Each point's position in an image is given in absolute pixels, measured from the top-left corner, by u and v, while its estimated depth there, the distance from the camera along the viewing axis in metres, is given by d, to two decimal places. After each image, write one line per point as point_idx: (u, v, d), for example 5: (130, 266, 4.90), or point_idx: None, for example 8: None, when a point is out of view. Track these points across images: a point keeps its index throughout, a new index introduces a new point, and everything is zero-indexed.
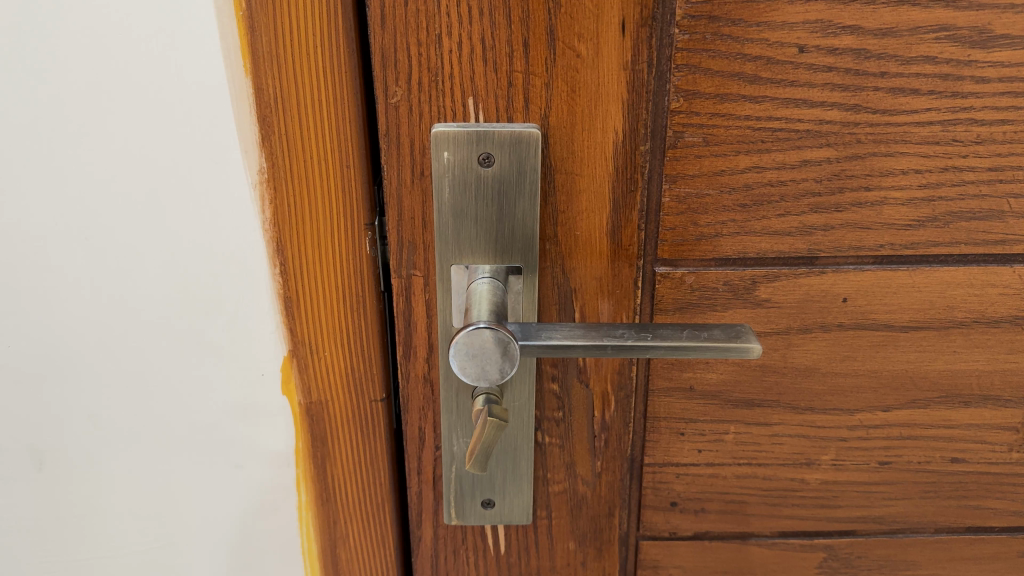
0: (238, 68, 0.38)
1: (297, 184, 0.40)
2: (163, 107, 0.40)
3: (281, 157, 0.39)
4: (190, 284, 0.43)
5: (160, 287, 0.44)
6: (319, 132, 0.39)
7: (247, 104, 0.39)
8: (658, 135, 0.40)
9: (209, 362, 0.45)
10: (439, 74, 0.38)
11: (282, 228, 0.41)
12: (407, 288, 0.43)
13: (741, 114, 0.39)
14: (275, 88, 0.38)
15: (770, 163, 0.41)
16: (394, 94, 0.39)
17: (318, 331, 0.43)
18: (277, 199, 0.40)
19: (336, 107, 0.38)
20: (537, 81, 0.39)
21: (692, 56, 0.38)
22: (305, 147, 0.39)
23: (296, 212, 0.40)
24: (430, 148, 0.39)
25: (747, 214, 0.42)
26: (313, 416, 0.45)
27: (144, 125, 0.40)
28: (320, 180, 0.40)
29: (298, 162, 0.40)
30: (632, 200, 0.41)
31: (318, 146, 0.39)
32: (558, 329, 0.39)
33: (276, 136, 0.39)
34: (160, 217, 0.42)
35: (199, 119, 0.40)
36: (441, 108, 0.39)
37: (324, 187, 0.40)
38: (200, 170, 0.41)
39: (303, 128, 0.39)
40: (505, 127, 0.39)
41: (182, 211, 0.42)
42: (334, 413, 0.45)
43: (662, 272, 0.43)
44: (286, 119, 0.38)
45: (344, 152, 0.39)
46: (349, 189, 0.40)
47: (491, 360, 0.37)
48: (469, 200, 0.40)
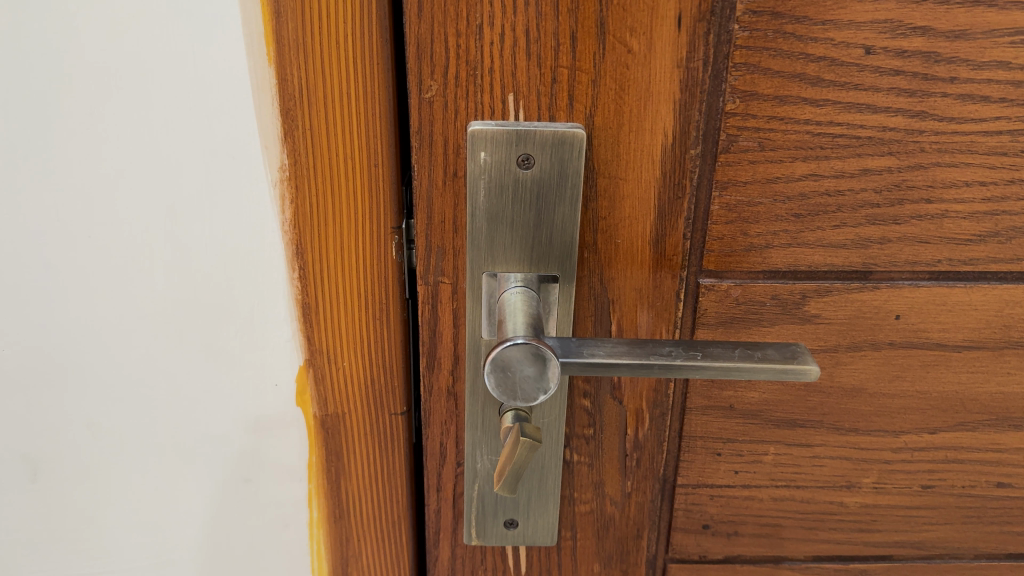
0: (261, 56, 0.35)
1: (320, 183, 0.37)
2: (182, 93, 0.37)
3: (306, 155, 0.36)
4: (202, 287, 0.40)
5: (170, 291, 0.41)
6: (346, 127, 0.36)
7: (270, 96, 0.36)
8: (710, 139, 0.37)
9: (219, 370, 0.42)
10: (478, 67, 0.35)
11: (303, 229, 0.38)
12: (434, 295, 0.40)
13: (801, 118, 0.37)
14: (300, 78, 0.35)
15: (828, 171, 0.38)
16: (429, 88, 0.36)
17: (338, 341, 0.40)
18: (298, 198, 0.37)
19: (367, 101, 0.35)
20: (583, 77, 0.36)
21: (751, 55, 0.36)
22: (332, 144, 0.36)
23: (318, 214, 0.38)
24: (466, 146, 0.36)
25: (801, 224, 0.39)
26: (329, 429, 0.42)
27: (158, 114, 0.37)
28: (346, 180, 0.37)
29: (322, 159, 0.37)
30: (679, 208, 0.38)
31: (345, 143, 0.36)
32: (600, 346, 0.36)
33: (299, 129, 0.36)
34: (173, 216, 0.39)
35: (218, 110, 0.37)
36: (479, 105, 0.36)
37: (351, 188, 0.37)
38: (216, 164, 0.38)
39: (329, 122, 0.36)
40: (547, 126, 0.36)
41: (195, 208, 0.39)
42: (351, 427, 0.42)
43: (706, 283, 0.40)
44: (311, 111, 0.36)
45: (373, 150, 0.36)
46: (376, 189, 0.37)
47: (526, 386, 0.34)
48: (505, 203, 0.37)
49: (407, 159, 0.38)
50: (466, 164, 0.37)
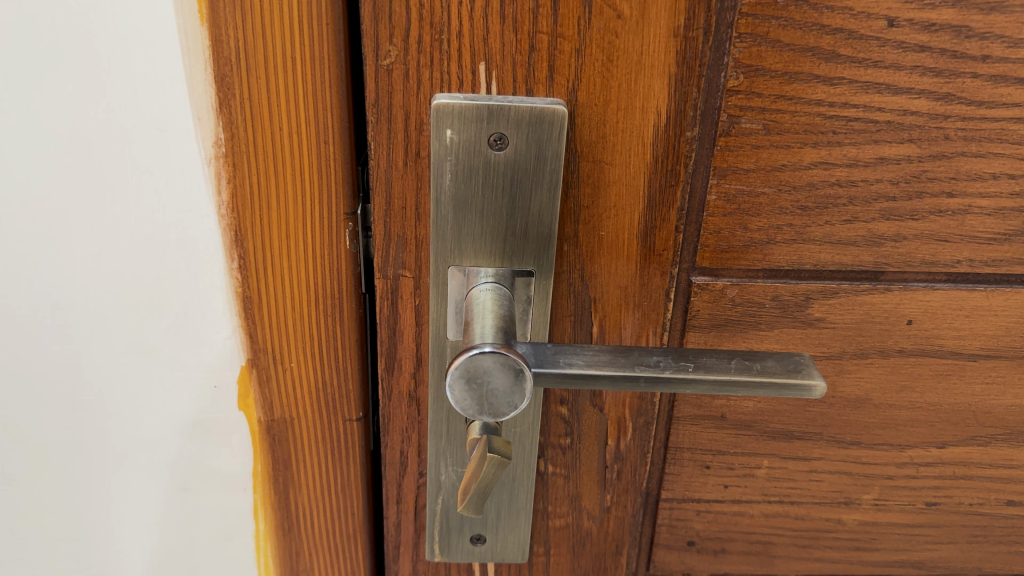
0: (192, 13, 0.30)
1: (262, 161, 0.32)
2: (103, 56, 0.32)
3: (244, 130, 0.32)
4: (129, 277, 0.36)
5: (96, 281, 0.36)
6: (291, 99, 0.31)
7: (202, 59, 0.31)
8: (709, 120, 0.33)
9: (152, 369, 0.37)
10: (444, 31, 0.31)
11: (243, 214, 0.33)
12: (393, 290, 0.36)
13: (812, 98, 0.32)
14: (236, 40, 0.30)
15: (840, 159, 0.34)
16: (387, 54, 0.31)
17: (285, 339, 0.36)
18: (237, 178, 0.33)
19: (315, 68, 0.31)
20: (565, 45, 0.31)
21: (759, 24, 0.31)
22: (274, 117, 0.31)
23: (259, 196, 0.33)
24: (429, 122, 0.32)
25: (808, 218, 0.35)
26: (275, 436, 0.38)
27: (77, 80, 0.32)
28: (292, 157, 0.32)
29: (263, 135, 0.32)
30: (670, 198, 0.34)
31: (290, 116, 0.31)
32: (581, 352, 0.32)
33: (236, 99, 0.31)
34: (97, 197, 0.34)
35: (145, 75, 0.32)
36: (446, 75, 0.31)
37: (297, 167, 0.32)
38: (142, 139, 0.33)
39: (271, 92, 0.31)
40: (523, 102, 0.32)
41: (121, 188, 0.34)
42: (300, 433, 0.38)
43: (700, 282, 0.36)
44: (250, 79, 0.31)
45: (323, 124, 0.32)
46: (325, 169, 0.33)
47: (497, 401, 0.30)
48: (474, 188, 0.33)
49: (363, 135, 0.33)
50: (429, 143, 0.32)
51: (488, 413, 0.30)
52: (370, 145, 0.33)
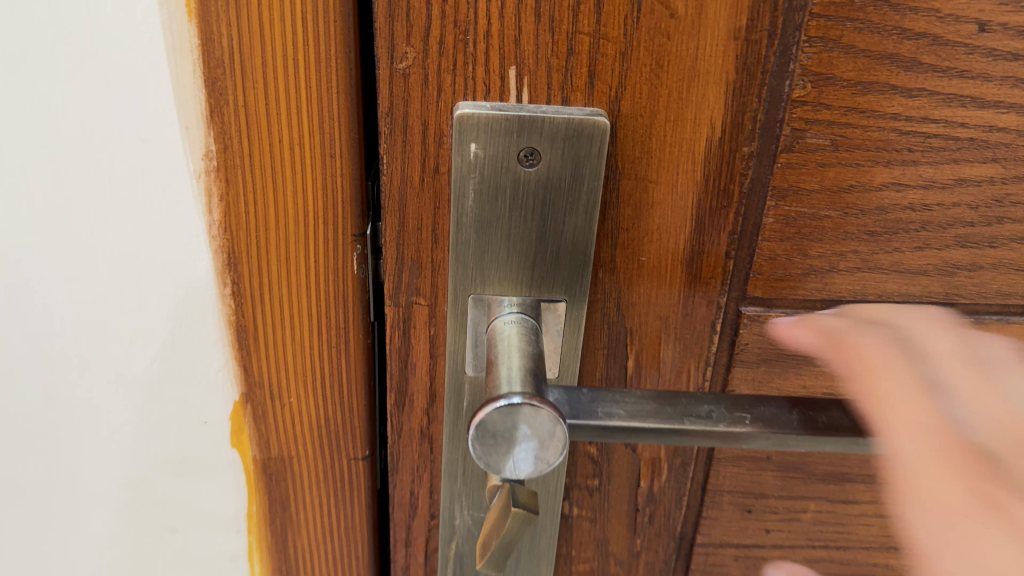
0: (178, 7, 0.26)
1: (258, 178, 0.28)
2: (75, 55, 0.28)
3: (238, 141, 0.28)
4: (107, 302, 0.32)
5: (71, 306, 0.32)
6: (293, 107, 0.27)
7: (190, 61, 0.27)
8: (770, 134, 0.29)
9: (134, 403, 0.34)
10: (469, 30, 0.27)
11: (237, 234, 0.30)
12: (406, 319, 0.32)
13: (888, 112, 0.28)
14: (229, 38, 0.26)
15: (914, 180, 0.30)
16: (404, 56, 0.27)
17: (284, 372, 0.32)
18: (229, 196, 0.29)
19: (321, 73, 0.27)
20: (609, 48, 0.27)
21: (832, 27, 0.27)
22: (273, 127, 0.27)
23: (255, 215, 0.29)
24: (451, 134, 0.28)
25: (875, 244, 0.31)
26: (272, 475, 0.34)
27: (46, 82, 0.28)
28: (293, 173, 0.28)
29: (260, 148, 0.28)
30: (721, 221, 0.30)
31: (291, 126, 0.27)
32: (623, 402, 0.28)
33: (229, 107, 0.27)
34: (71, 214, 0.30)
35: (124, 78, 0.28)
36: (471, 82, 0.27)
37: (298, 184, 0.28)
38: (121, 149, 0.29)
39: (270, 99, 0.27)
40: (559, 113, 0.28)
41: (99, 204, 0.30)
42: (299, 474, 0.34)
43: (750, 313, 0.32)
44: (244, 82, 0.27)
45: (329, 135, 0.28)
46: (331, 184, 0.29)
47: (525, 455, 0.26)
48: (501, 209, 0.29)
49: (374, 146, 0.29)
50: (450, 157, 0.28)
51: (519, 469, 0.26)
52: (383, 158, 0.29)
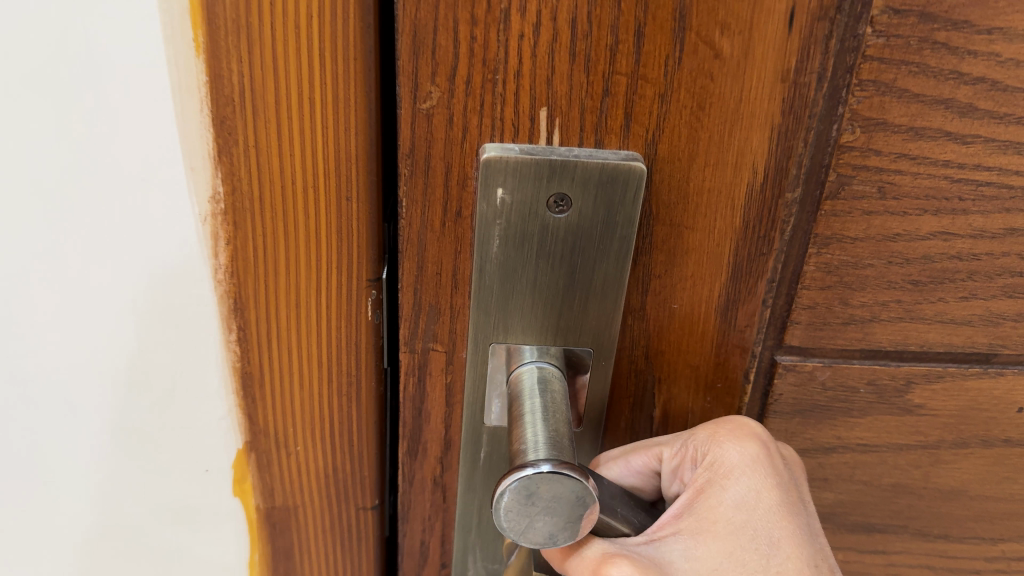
0: (185, 44, 0.24)
1: (267, 222, 0.27)
2: (64, 96, 0.25)
3: (248, 182, 0.26)
4: (102, 349, 0.30)
5: (60, 355, 0.30)
6: (307, 148, 0.26)
7: (197, 99, 0.25)
8: (814, 179, 0.27)
9: (130, 453, 0.32)
10: (499, 70, 0.25)
11: (243, 279, 0.28)
12: (422, 367, 0.30)
13: (940, 158, 0.27)
14: (237, 77, 0.25)
15: (964, 230, 0.28)
16: (427, 96, 0.25)
17: (292, 417, 0.31)
18: (237, 241, 0.27)
19: (336, 113, 0.25)
20: (647, 90, 0.25)
21: (885, 70, 0.25)
22: (284, 168, 0.26)
23: (264, 260, 0.28)
24: (476, 178, 0.26)
25: (919, 294, 0.29)
26: (276, 524, 0.33)
27: (32, 124, 0.26)
28: (307, 213, 0.27)
29: (269, 189, 0.26)
30: (760, 267, 0.28)
31: (305, 166, 0.26)
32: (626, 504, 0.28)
33: (240, 149, 0.26)
34: (63, 259, 0.28)
35: (120, 119, 0.26)
36: (499, 122, 0.26)
37: (310, 228, 0.27)
38: (119, 195, 0.27)
39: (280, 142, 0.26)
40: (593, 157, 0.26)
41: (96, 250, 0.28)
42: (304, 521, 0.33)
43: (786, 362, 0.30)
44: (254, 123, 0.25)
45: (345, 178, 0.26)
46: (344, 227, 0.27)
47: (569, 518, 0.24)
48: (528, 256, 0.27)
49: (392, 185, 0.28)
50: (474, 202, 0.27)
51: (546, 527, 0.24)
52: (402, 202, 0.27)
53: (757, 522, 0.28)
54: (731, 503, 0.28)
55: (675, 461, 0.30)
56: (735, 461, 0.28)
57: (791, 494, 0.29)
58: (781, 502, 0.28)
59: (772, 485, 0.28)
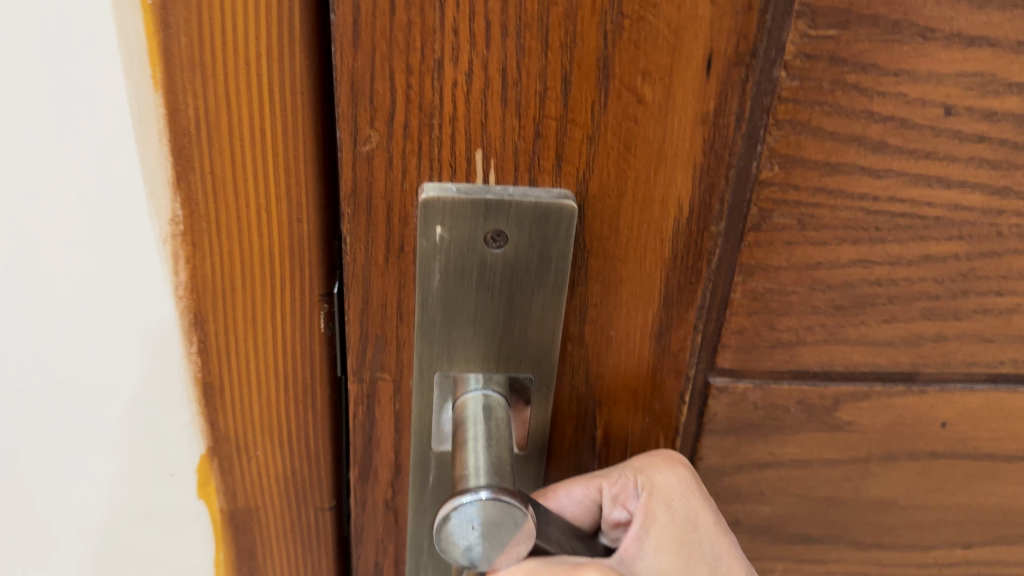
0: (144, 76, 0.25)
1: (224, 243, 0.28)
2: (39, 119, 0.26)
3: (206, 206, 0.27)
4: (74, 360, 0.31)
5: (23, 371, 0.31)
6: (258, 174, 0.27)
7: (156, 129, 0.26)
8: (737, 213, 0.28)
9: (103, 460, 0.33)
10: (435, 115, 0.26)
11: (203, 295, 0.29)
12: (371, 394, 0.31)
13: (855, 192, 0.28)
14: (195, 109, 0.26)
15: (882, 257, 0.30)
16: (367, 139, 0.26)
17: (251, 427, 0.32)
18: (196, 260, 0.28)
19: (286, 142, 0.27)
20: (576, 132, 0.27)
21: (799, 110, 0.27)
22: (237, 193, 0.27)
23: (222, 279, 0.29)
24: (416, 216, 0.27)
25: (842, 318, 0.31)
26: (240, 525, 0.34)
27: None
28: (261, 233, 0.28)
29: (225, 212, 0.28)
30: (689, 296, 0.30)
31: (258, 193, 0.27)
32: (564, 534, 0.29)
33: (196, 176, 0.27)
34: (36, 273, 0.29)
35: (78, 146, 0.27)
36: (437, 164, 0.27)
37: (264, 248, 0.28)
38: (93, 212, 0.28)
39: (235, 171, 0.27)
40: (527, 195, 0.27)
41: (66, 268, 0.29)
42: (266, 522, 0.34)
43: (719, 384, 0.32)
44: (210, 152, 0.27)
45: (295, 201, 0.28)
46: (296, 246, 0.29)
47: (510, 549, 0.26)
48: (468, 290, 0.28)
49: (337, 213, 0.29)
50: (415, 239, 0.28)
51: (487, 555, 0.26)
52: (345, 238, 0.28)
53: (700, 540, 0.30)
54: (672, 523, 0.30)
55: (616, 487, 0.31)
56: (673, 486, 0.30)
57: (719, 515, 0.31)
58: (714, 518, 0.31)
59: (704, 505, 0.30)
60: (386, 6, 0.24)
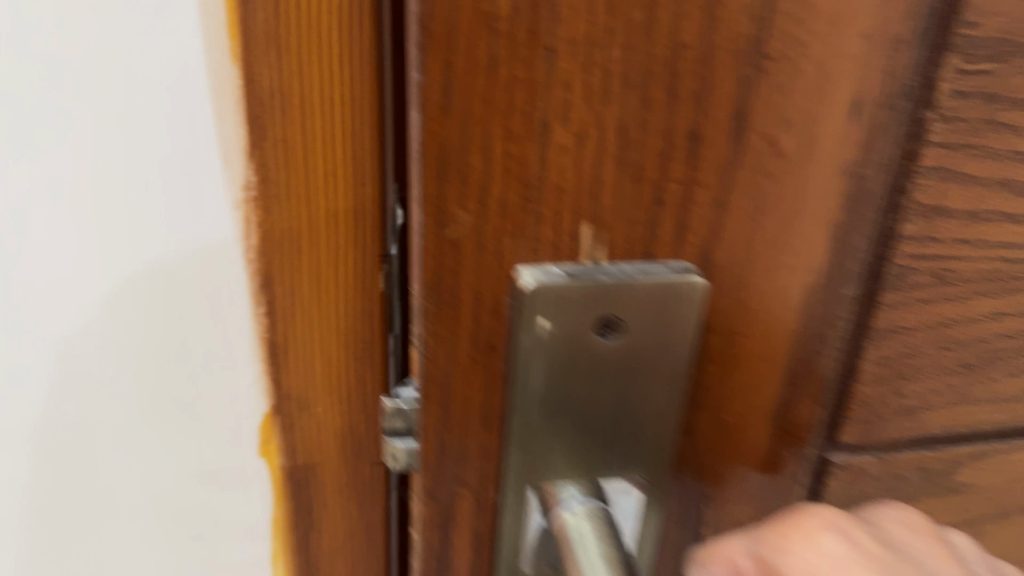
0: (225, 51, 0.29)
1: (295, 212, 0.30)
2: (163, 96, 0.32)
3: (278, 177, 0.29)
4: (170, 316, 0.36)
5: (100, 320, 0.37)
6: (326, 143, 0.28)
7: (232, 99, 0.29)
8: (873, 273, 0.24)
9: (187, 413, 0.38)
10: (536, 188, 0.22)
11: (273, 255, 0.31)
12: (447, 510, 0.26)
13: (996, 240, 0.25)
14: (269, 80, 0.27)
15: (1015, 308, 0.27)
16: (454, 220, 0.22)
17: (316, 389, 0.33)
18: (268, 222, 0.30)
19: (353, 109, 0.28)
20: (702, 196, 0.22)
21: (948, 155, 0.23)
22: (308, 163, 0.29)
23: (287, 242, 0.30)
24: (514, 308, 0.23)
25: (970, 375, 0.28)
26: (300, 484, 0.35)
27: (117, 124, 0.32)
28: (325, 230, 0.30)
29: (298, 173, 0.29)
30: (816, 368, 0.26)
31: (326, 160, 0.29)
32: None
33: (269, 140, 0.28)
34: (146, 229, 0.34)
35: (186, 113, 0.32)
36: (536, 242, 0.22)
37: (330, 220, 0.30)
38: (196, 177, 0.33)
39: (305, 140, 0.28)
40: (645, 274, 0.23)
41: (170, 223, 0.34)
42: (326, 484, 0.35)
43: (839, 461, 0.28)
44: (281, 119, 0.28)
45: (359, 162, 0.29)
46: (360, 210, 0.30)
47: None
48: (573, 384, 0.24)
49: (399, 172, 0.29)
50: (511, 332, 0.23)
51: None
52: (423, 338, 0.24)
53: None
54: None
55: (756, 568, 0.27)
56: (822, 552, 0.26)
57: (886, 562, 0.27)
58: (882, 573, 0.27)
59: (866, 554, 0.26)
60: (483, 60, 0.20)
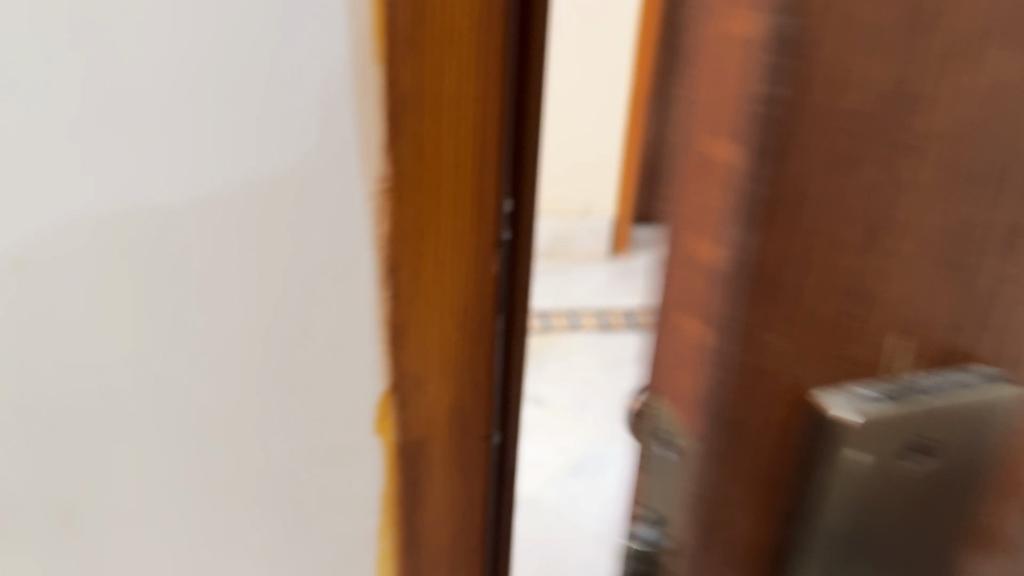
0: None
1: (422, 180, 0.28)
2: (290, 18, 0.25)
3: (409, 139, 0.27)
4: (278, 298, 0.29)
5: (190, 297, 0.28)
6: (456, 109, 0.27)
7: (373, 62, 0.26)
8: None
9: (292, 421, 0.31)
10: (850, 295, 0.18)
11: (400, 222, 0.28)
12: None
13: None
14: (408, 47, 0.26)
15: None
16: (752, 320, 0.18)
17: (433, 371, 0.31)
18: (400, 184, 0.27)
19: (481, 64, 0.26)
20: None
21: None
22: (441, 133, 0.27)
23: (414, 209, 0.28)
24: (817, 434, 0.19)
25: None
26: (414, 462, 0.32)
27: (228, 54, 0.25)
28: (449, 246, 0.29)
29: (428, 140, 0.27)
30: None
31: (460, 126, 0.27)
32: None
33: (405, 101, 0.26)
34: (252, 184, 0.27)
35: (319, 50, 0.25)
36: (844, 358, 0.19)
37: (452, 189, 0.28)
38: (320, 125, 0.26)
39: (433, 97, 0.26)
40: (968, 393, 0.19)
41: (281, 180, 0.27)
42: (438, 473, 0.33)
43: None
44: (417, 80, 0.26)
45: (482, 131, 0.27)
46: (485, 184, 0.28)
47: None
48: (880, 522, 0.20)
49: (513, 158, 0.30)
50: (810, 463, 0.19)
51: None
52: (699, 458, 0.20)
53: None
54: None
55: None
56: None
57: None
58: None
59: None
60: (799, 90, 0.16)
